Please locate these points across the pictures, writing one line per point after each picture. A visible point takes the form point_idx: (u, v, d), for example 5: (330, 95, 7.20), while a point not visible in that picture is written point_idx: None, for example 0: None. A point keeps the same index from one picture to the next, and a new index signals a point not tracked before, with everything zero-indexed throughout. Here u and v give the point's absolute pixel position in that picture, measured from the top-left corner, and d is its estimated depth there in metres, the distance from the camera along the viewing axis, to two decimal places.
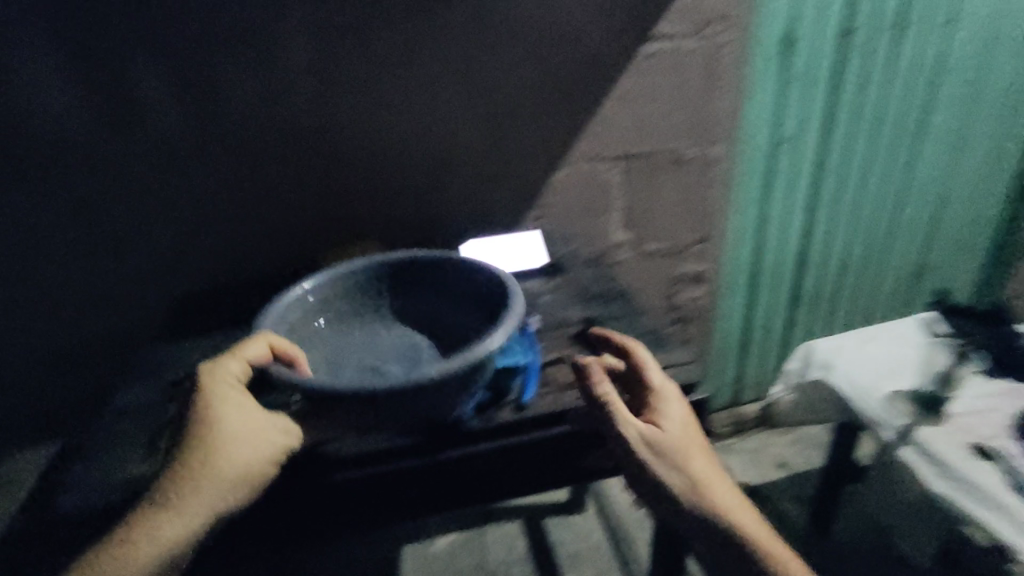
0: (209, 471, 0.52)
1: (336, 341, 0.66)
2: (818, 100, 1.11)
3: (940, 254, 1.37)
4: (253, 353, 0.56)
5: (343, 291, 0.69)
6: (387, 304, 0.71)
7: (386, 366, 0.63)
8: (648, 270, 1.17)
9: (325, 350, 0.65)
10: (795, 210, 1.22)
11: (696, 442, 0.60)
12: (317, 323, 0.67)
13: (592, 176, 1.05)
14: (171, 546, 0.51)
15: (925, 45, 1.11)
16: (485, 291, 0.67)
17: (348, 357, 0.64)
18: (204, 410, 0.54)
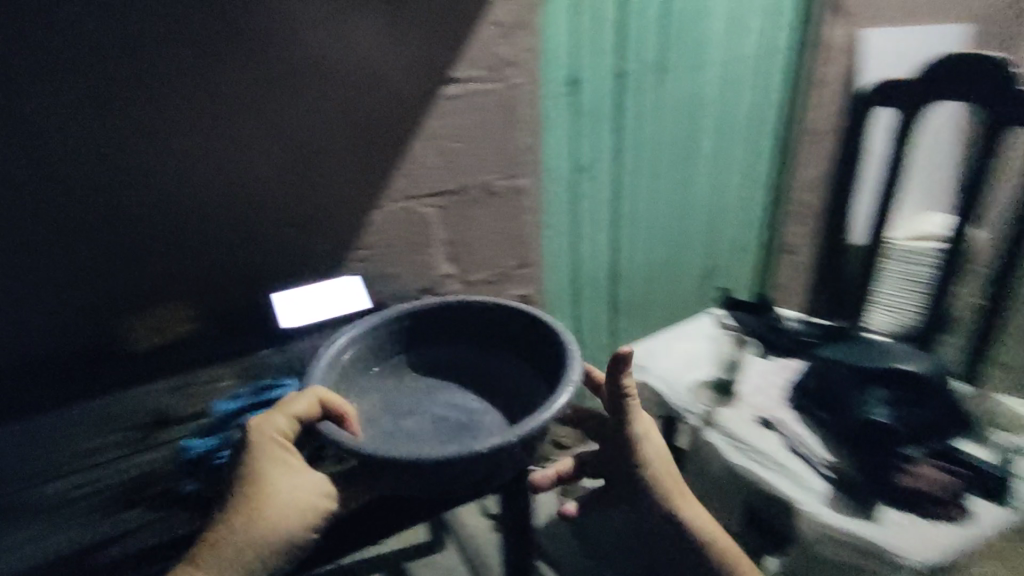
0: (263, 523, 0.57)
1: (387, 391, 0.73)
2: (607, 134, 1.25)
3: (727, 257, 1.60)
4: (303, 408, 0.59)
5: (394, 335, 0.77)
6: (427, 352, 0.78)
7: (435, 423, 0.68)
8: (476, 298, 1.22)
9: (374, 399, 0.71)
10: (603, 231, 1.35)
11: (664, 471, 0.78)
12: (370, 369, 0.74)
13: (409, 214, 1.06)
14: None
15: (686, 85, 1.30)
16: (539, 345, 0.73)
17: (399, 410, 0.70)
18: (261, 464, 0.58)
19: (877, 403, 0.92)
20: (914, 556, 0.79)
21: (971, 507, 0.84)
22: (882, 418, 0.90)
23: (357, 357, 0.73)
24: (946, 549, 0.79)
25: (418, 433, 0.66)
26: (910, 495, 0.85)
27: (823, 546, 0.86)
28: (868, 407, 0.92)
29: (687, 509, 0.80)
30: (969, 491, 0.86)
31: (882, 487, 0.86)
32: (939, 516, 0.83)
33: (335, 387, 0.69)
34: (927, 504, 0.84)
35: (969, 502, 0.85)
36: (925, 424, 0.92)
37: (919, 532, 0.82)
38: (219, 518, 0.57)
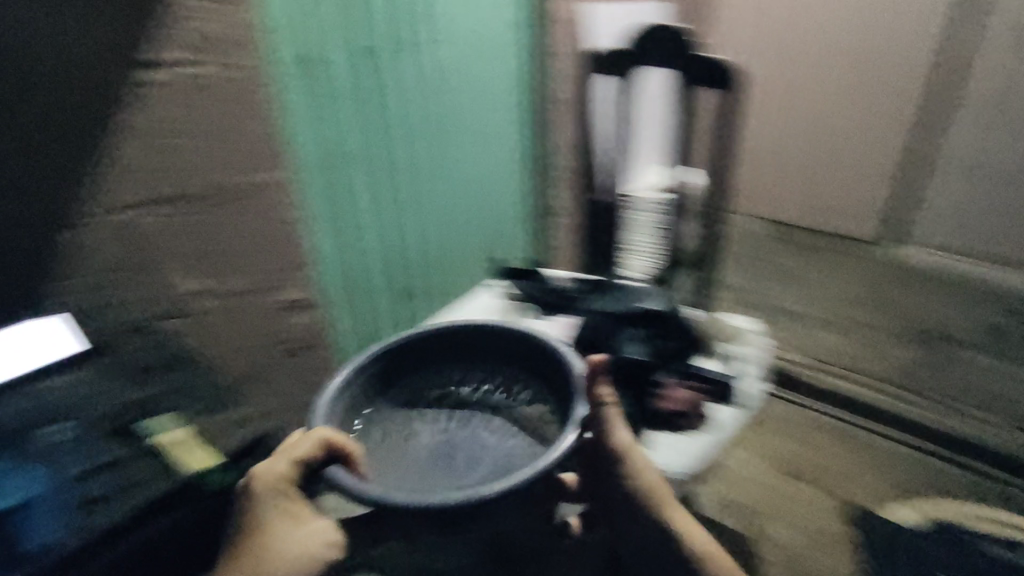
0: (271, 558, 0.69)
1: (388, 423, 0.75)
2: (355, 115, 1.20)
3: (496, 228, 1.68)
4: (309, 446, 0.67)
5: (383, 369, 0.77)
6: (420, 383, 0.79)
7: (451, 461, 0.70)
8: (241, 312, 1.08)
9: (373, 447, 0.72)
10: (371, 218, 1.30)
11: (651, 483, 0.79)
12: (361, 413, 0.75)
13: (123, 228, 0.88)
14: None
15: (425, 61, 1.32)
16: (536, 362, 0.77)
17: (406, 456, 0.71)
18: (267, 506, 0.71)
19: (630, 341, 1.01)
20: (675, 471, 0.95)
21: (710, 416, 1.03)
22: (635, 354, 0.97)
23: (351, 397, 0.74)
24: (694, 458, 0.98)
25: (419, 475, 0.68)
26: (666, 416, 1.00)
27: None
28: (623, 346, 1.00)
29: (675, 517, 0.79)
30: (707, 401, 1.03)
31: (643, 415, 0.99)
32: (689, 428, 1.01)
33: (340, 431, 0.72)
34: (678, 421, 1.00)
35: (709, 411, 1.03)
36: (669, 350, 1.02)
37: (679, 451, 0.99)
38: (235, 552, 0.70)
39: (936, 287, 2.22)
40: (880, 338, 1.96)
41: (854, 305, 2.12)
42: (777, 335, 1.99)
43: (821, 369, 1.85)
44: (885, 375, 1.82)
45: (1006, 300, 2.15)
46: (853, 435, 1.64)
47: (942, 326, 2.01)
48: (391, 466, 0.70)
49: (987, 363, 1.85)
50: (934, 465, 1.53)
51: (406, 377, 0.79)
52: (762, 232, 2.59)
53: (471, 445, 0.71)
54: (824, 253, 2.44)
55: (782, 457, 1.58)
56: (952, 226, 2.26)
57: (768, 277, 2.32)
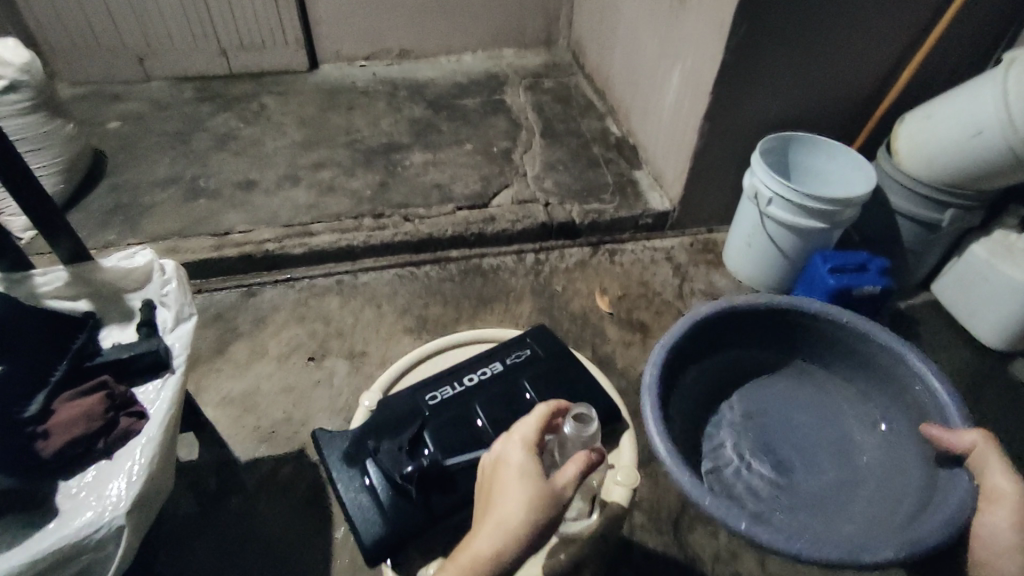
0: (532, 457, 0.55)
1: (761, 399, 1.28)
2: None
3: None
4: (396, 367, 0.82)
5: (786, 384, 1.30)
6: (796, 380, 1.30)
7: (822, 443, 1.22)
8: None
9: (769, 414, 1.26)
10: None
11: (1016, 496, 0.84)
12: (763, 418, 1.26)
13: None
14: (507, 522, 0.51)
15: None
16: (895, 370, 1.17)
17: (790, 466, 1.18)
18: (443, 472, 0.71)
19: None
20: (112, 519, 0.66)
21: (144, 400, 0.78)
22: None
23: (768, 419, 1.26)
24: (135, 478, 0.69)
25: (803, 482, 1.16)
26: (69, 455, 0.70)
27: None
28: None
29: (984, 515, 0.86)
30: (133, 385, 0.80)
31: (36, 472, 0.68)
32: (116, 445, 0.72)
33: (754, 433, 1.23)
34: (99, 443, 0.72)
35: (137, 400, 0.77)
36: (31, 365, 0.74)
37: (107, 483, 0.69)
38: (406, 529, 0.63)
39: (370, 94, 2.20)
40: (339, 172, 1.85)
41: (304, 145, 1.95)
42: (240, 217, 1.69)
43: (299, 234, 1.64)
44: (359, 212, 1.73)
45: (427, 85, 2.27)
46: (350, 284, 1.63)
47: (387, 133, 2.02)
48: (772, 481, 1.16)
49: (433, 155, 1.94)
50: (422, 275, 1.66)
51: (731, 338, 1.27)
52: (180, 92, 2.15)
53: (832, 440, 1.22)
54: (256, 94, 2.16)
55: (297, 351, 1.47)
56: (352, 31, 2.27)
57: (207, 146, 1.92)
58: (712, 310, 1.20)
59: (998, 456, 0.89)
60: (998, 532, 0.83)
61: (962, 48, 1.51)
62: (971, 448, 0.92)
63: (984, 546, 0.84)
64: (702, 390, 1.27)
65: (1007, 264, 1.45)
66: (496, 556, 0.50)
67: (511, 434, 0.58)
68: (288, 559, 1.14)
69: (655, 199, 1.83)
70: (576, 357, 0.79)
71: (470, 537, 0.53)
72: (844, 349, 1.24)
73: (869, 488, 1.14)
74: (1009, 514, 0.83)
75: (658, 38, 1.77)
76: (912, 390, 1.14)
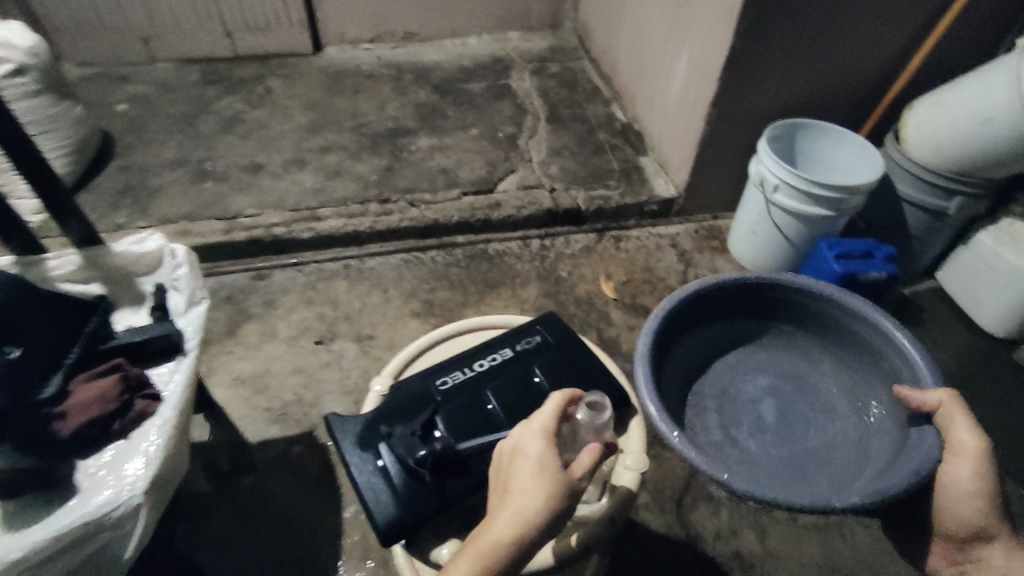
0: (549, 447, 0.56)
1: (739, 369, 1.24)
2: None
3: None
4: (405, 354, 0.83)
5: (763, 353, 1.26)
6: (772, 350, 1.26)
7: (798, 411, 1.19)
8: None
9: (747, 385, 1.23)
10: None
11: (982, 454, 0.86)
12: (741, 389, 1.22)
13: None
14: (524, 512, 0.53)
15: None
16: (872, 337, 1.14)
17: (768, 437, 1.16)
18: None
19: None
20: (131, 498, 0.68)
21: (158, 382, 0.80)
22: None
23: (746, 389, 1.22)
24: (151, 458, 0.71)
25: (781, 451, 1.14)
26: (84, 436, 0.71)
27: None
28: None
29: (950, 470, 0.89)
30: (146, 368, 0.81)
31: (52, 452, 0.69)
32: (130, 426, 0.74)
33: (733, 405, 1.20)
34: (114, 424, 0.73)
35: (152, 382, 0.79)
36: (48, 347, 0.74)
37: (124, 463, 0.71)
38: (419, 512, 0.65)
39: (375, 78, 2.19)
40: (345, 157, 1.85)
41: (310, 129, 1.95)
42: (247, 200, 1.70)
43: (306, 218, 1.65)
44: (366, 197, 1.73)
45: (432, 69, 2.26)
46: (357, 268, 1.64)
47: (393, 117, 2.02)
48: (751, 453, 1.14)
49: (438, 140, 1.94)
50: (428, 260, 1.67)
51: (711, 311, 1.22)
52: (185, 75, 2.14)
53: (809, 407, 1.19)
54: (261, 77, 2.15)
55: (305, 334, 1.48)
56: (357, 14, 2.26)
57: (213, 130, 1.92)
58: (692, 285, 1.15)
59: (961, 411, 0.89)
60: (963, 485, 0.87)
61: (973, 34, 1.49)
62: (937, 404, 0.92)
63: (949, 497, 0.89)
64: (681, 365, 1.22)
65: (1013, 252, 1.45)
66: (512, 542, 0.52)
67: (528, 423, 0.58)
68: (298, 537, 1.16)
69: (661, 185, 1.83)
70: (583, 343, 0.80)
71: (486, 521, 0.55)
72: (822, 319, 1.21)
73: (846, 455, 1.12)
74: (975, 471, 0.86)
75: (666, 23, 1.75)
76: (888, 356, 1.12)
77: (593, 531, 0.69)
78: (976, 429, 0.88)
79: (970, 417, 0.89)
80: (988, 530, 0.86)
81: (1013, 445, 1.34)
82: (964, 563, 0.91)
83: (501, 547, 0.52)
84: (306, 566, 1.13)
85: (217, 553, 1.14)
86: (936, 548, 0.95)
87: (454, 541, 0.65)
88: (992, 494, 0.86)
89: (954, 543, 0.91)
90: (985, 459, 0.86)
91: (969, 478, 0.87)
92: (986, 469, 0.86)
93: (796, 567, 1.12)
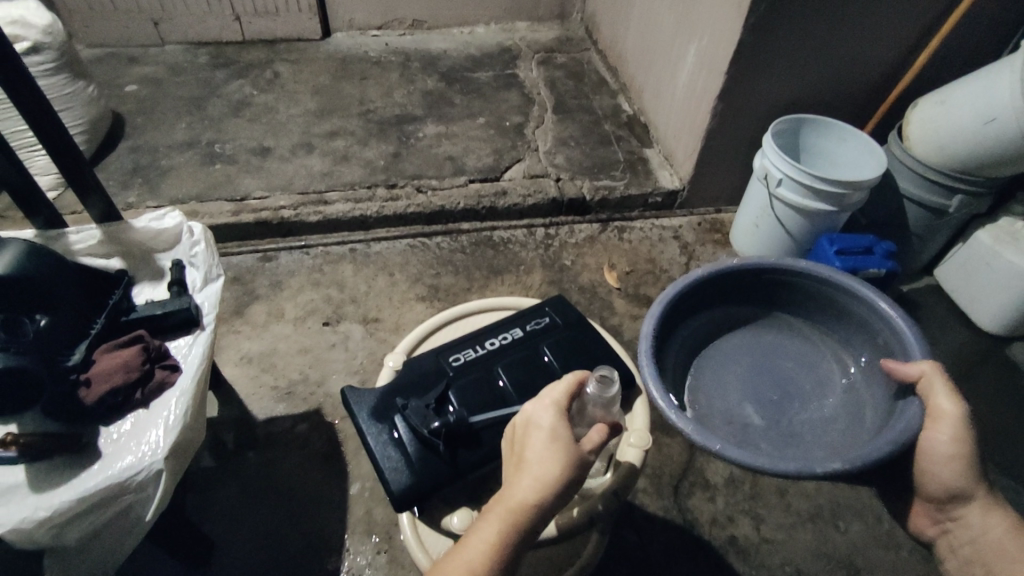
0: (561, 419, 0.58)
1: (737, 350, 1.27)
2: None
3: None
4: (417, 332, 0.85)
5: (761, 333, 1.29)
6: (771, 332, 1.29)
7: (793, 388, 1.22)
8: None
9: (745, 364, 1.26)
10: None
11: (960, 419, 0.89)
12: (738, 369, 1.25)
13: None
14: (543, 478, 0.55)
15: None
16: (866, 314, 1.16)
17: (764, 413, 1.19)
18: None
19: None
20: (152, 463, 0.70)
21: (177, 354, 0.82)
22: None
23: (742, 369, 1.25)
24: (171, 426, 0.73)
25: (775, 427, 1.17)
26: (110, 404, 0.75)
27: (69, 534, 0.68)
28: None
29: (928, 434, 0.91)
30: (166, 340, 0.84)
31: (78, 417, 0.74)
32: (153, 395, 0.76)
33: (730, 384, 1.23)
34: (137, 394, 0.76)
35: (171, 354, 0.82)
36: (74, 317, 0.77)
37: (146, 431, 0.74)
38: (433, 480, 0.67)
39: (383, 64, 2.20)
40: (353, 142, 1.87)
41: (318, 114, 1.96)
42: (256, 183, 1.72)
43: (314, 202, 1.67)
44: (373, 182, 1.75)
45: (440, 57, 2.27)
46: (363, 253, 1.66)
47: (400, 104, 2.03)
48: (745, 430, 1.17)
49: (446, 128, 1.96)
50: (434, 246, 1.69)
51: (710, 297, 1.24)
52: (194, 57, 2.15)
53: (805, 385, 1.22)
54: (270, 61, 2.17)
55: (312, 316, 1.50)
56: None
57: (222, 113, 1.93)
58: (692, 274, 1.16)
59: (942, 380, 0.93)
60: (941, 447, 0.90)
61: (978, 34, 1.51)
62: (918, 374, 0.95)
63: (929, 460, 0.91)
64: (682, 347, 1.25)
65: (1010, 250, 1.48)
66: (533, 506, 0.54)
67: (542, 397, 0.61)
68: (305, 511, 1.19)
69: (665, 177, 1.85)
70: (592, 326, 0.82)
71: (504, 488, 0.57)
72: (819, 300, 1.23)
73: (838, 427, 1.15)
74: (952, 435, 0.89)
75: (674, 16, 1.77)
76: (879, 333, 1.15)
77: (596, 504, 0.72)
78: (955, 396, 0.91)
79: (950, 386, 0.92)
80: (966, 490, 0.88)
81: (1003, 439, 1.37)
82: (944, 522, 0.92)
83: (521, 511, 0.54)
84: (312, 539, 1.16)
85: (225, 525, 1.17)
86: (918, 510, 0.97)
87: (465, 510, 0.67)
88: (969, 458, 0.88)
89: (935, 504, 0.93)
90: (963, 423, 0.89)
91: (946, 441, 0.89)
92: (964, 432, 0.88)
93: (788, 551, 1.16)
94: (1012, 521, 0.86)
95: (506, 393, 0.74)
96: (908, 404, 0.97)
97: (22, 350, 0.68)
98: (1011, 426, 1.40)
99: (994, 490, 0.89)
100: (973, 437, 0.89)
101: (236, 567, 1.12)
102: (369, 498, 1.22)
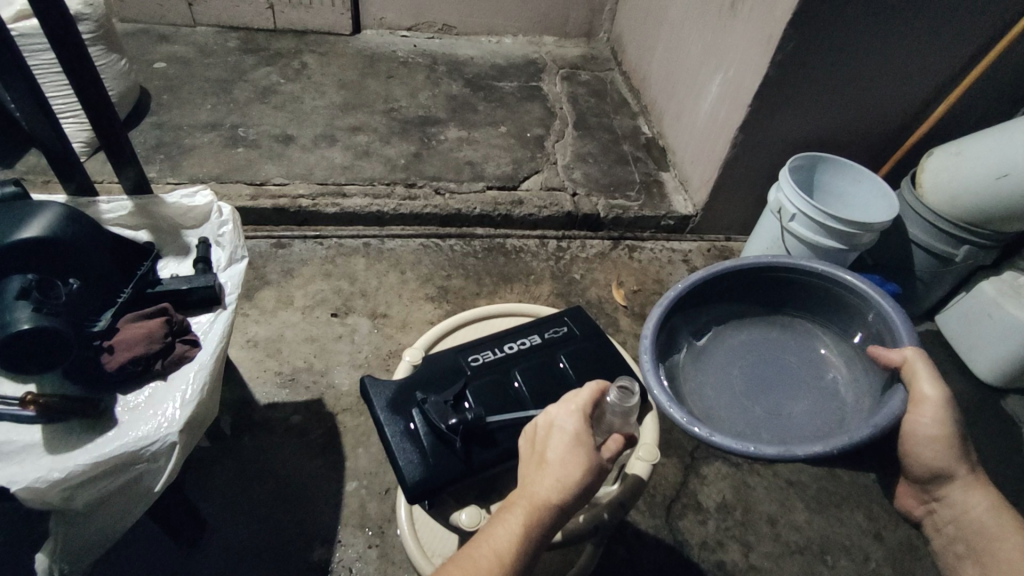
0: (583, 425, 0.60)
1: (743, 347, 1.28)
2: None
3: None
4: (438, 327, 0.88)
5: (767, 329, 1.30)
6: (776, 329, 1.30)
7: (796, 383, 1.23)
8: None
9: (749, 360, 1.27)
10: None
11: (942, 402, 0.90)
12: (743, 363, 1.26)
13: None
14: (566, 482, 0.57)
15: None
16: (863, 306, 1.17)
17: (763, 405, 1.19)
18: None
19: (19, 301, 0.67)
20: (167, 434, 0.71)
21: (199, 331, 0.83)
22: (28, 323, 0.66)
23: (747, 362, 1.26)
24: (189, 400, 0.74)
25: (774, 418, 1.18)
26: (128, 373, 0.76)
27: (81, 498, 0.69)
28: (7, 317, 0.66)
29: (909, 417, 0.93)
30: (189, 315, 0.85)
31: (99, 383, 0.75)
32: (172, 368, 0.78)
33: (732, 380, 1.24)
34: (156, 364, 0.77)
35: (193, 330, 0.82)
36: (102, 285, 0.79)
37: (162, 403, 0.75)
38: (444, 477, 0.69)
39: (409, 65, 2.23)
40: (375, 138, 1.89)
41: (343, 108, 1.98)
42: (277, 170, 1.73)
43: (333, 193, 1.69)
44: (392, 179, 1.77)
45: (467, 64, 2.30)
46: (376, 249, 1.67)
47: (424, 106, 2.05)
48: (743, 420, 1.17)
49: (467, 133, 1.98)
50: (447, 248, 1.71)
51: (714, 293, 1.25)
52: (224, 41, 2.17)
53: (808, 380, 1.23)
54: (298, 53, 2.19)
55: (320, 307, 1.51)
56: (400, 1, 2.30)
57: (248, 97, 1.95)
58: (695, 274, 1.17)
59: (924, 366, 0.93)
60: (924, 429, 0.91)
61: (998, 90, 1.54)
62: (901, 359, 0.96)
63: (912, 440, 0.93)
64: (684, 347, 1.26)
65: (1012, 302, 1.50)
66: (553, 507, 0.56)
67: (567, 401, 0.62)
68: (301, 496, 1.20)
69: (679, 202, 1.87)
70: (607, 339, 0.83)
71: (523, 486, 0.59)
72: (819, 296, 1.25)
73: (838, 419, 1.16)
74: (934, 419, 0.90)
75: (701, 45, 1.80)
76: (877, 324, 1.16)
77: (601, 513, 0.75)
78: (938, 378, 0.92)
79: (932, 370, 0.93)
80: (948, 469, 0.90)
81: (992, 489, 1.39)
82: (931, 500, 0.95)
83: (542, 511, 0.56)
84: (305, 528, 1.16)
85: (221, 504, 1.17)
86: (908, 488, 1.01)
87: (474, 508, 0.70)
88: (950, 440, 0.90)
89: (920, 485, 0.96)
90: (946, 407, 0.90)
91: (928, 425, 0.91)
92: (947, 415, 0.90)
93: None
94: (992, 499, 0.89)
95: (523, 398, 0.75)
96: (890, 394, 0.97)
97: (55, 312, 0.69)
98: (1002, 479, 1.41)
99: (977, 467, 0.91)
100: (955, 418, 0.90)
101: (229, 545, 1.13)
102: (365, 492, 1.22)
